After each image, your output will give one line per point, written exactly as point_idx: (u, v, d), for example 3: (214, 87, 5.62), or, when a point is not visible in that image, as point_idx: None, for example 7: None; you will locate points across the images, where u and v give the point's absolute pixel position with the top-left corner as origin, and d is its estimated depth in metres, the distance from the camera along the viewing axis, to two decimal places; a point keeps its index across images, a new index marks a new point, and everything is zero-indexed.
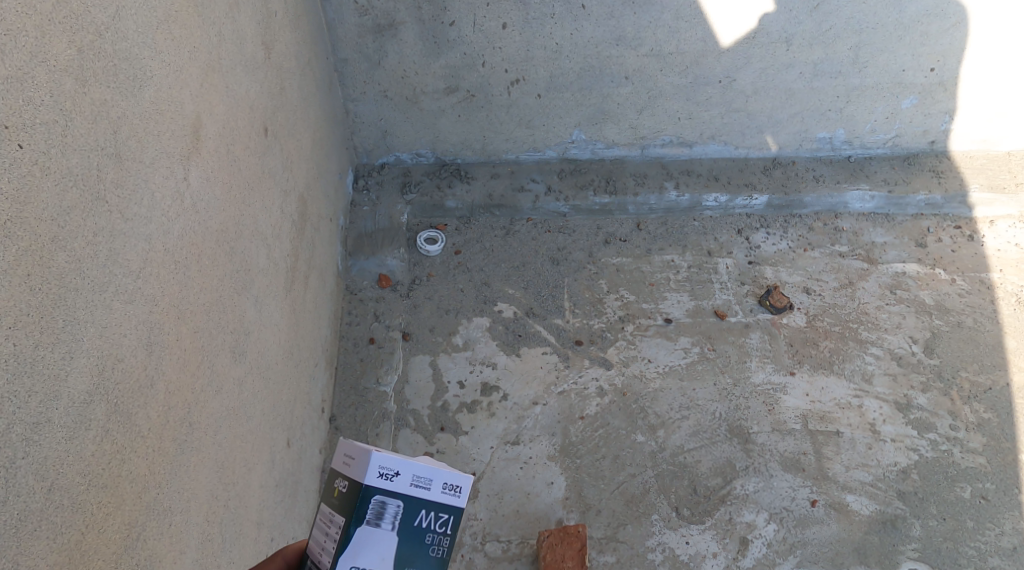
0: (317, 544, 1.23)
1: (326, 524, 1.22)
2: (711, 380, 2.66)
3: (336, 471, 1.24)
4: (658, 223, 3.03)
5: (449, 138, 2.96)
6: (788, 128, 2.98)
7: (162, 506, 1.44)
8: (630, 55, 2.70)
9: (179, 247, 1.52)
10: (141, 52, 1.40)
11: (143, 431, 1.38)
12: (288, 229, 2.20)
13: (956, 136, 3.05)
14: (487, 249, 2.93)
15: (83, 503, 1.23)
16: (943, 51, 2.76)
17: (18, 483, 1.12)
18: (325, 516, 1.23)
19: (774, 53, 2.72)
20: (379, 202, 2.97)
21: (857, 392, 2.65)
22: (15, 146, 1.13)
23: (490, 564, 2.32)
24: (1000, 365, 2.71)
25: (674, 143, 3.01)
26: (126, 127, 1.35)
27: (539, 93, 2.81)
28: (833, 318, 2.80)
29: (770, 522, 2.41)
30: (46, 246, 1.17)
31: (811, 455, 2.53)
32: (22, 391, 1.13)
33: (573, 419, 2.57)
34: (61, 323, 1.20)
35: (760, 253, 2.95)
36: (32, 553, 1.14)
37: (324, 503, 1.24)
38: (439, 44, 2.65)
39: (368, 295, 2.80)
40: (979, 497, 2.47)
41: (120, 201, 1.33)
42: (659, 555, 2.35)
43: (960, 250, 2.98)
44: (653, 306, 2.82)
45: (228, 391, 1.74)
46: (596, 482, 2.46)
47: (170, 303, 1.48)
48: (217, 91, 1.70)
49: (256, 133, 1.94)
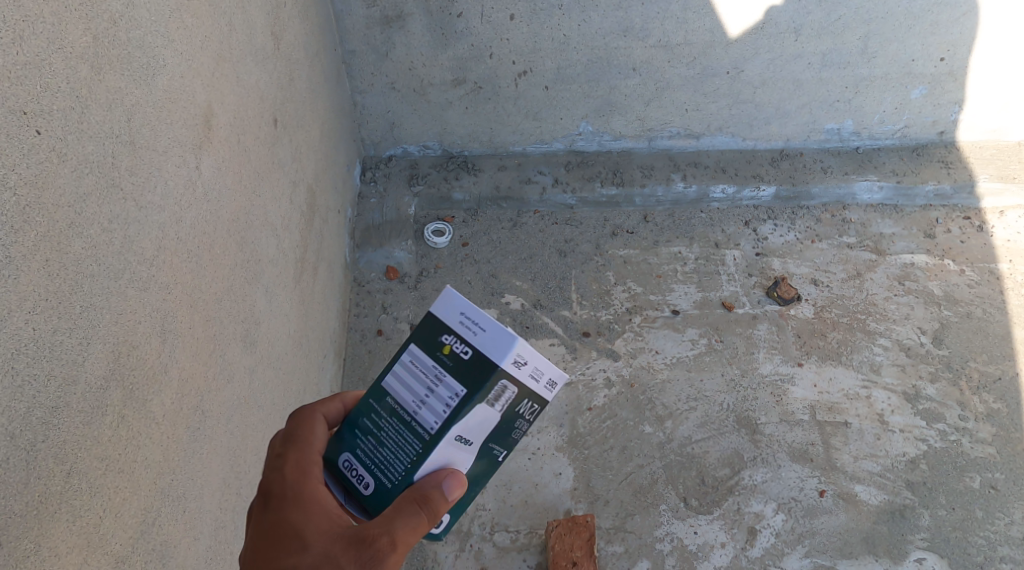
0: (413, 390, 1.29)
1: (427, 374, 1.28)
2: (719, 371, 2.66)
3: (444, 324, 1.27)
4: (665, 214, 3.03)
5: (456, 130, 2.97)
6: (796, 119, 2.97)
7: (177, 493, 1.44)
8: (638, 46, 2.70)
9: (192, 236, 1.52)
10: (155, 40, 1.40)
11: (157, 417, 1.39)
12: (297, 220, 2.20)
13: (965, 126, 3.04)
14: (494, 241, 2.93)
15: (100, 488, 1.24)
16: (953, 41, 2.75)
17: (37, 467, 1.13)
18: (427, 366, 1.28)
19: (783, 43, 2.72)
20: (386, 194, 2.98)
21: (865, 383, 2.65)
22: (33, 133, 1.14)
23: (499, 554, 2.34)
24: (1009, 355, 2.71)
25: (682, 135, 3.01)
26: (140, 115, 1.36)
27: (547, 85, 2.81)
28: (841, 309, 2.80)
29: (778, 512, 2.41)
30: (63, 233, 1.18)
31: (819, 446, 2.53)
32: (41, 375, 1.14)
33: (581, 410, 2.57)
34: (79, 310, 1.21)
35: (768, 245, 2.95)
36: (51, 536, 1.15)
37: (422, 348, 1.28)
38: (447, 36, 2.65)
39: (376, 287, 2.80)
40: (987, 487, 2.47)
41: (134, 188, 1.34)
42: (667, 545, 2.36)
43: (969, 240, 2.97)
44: (660, 297, 2.82)
45: (240, 379, 1.75)
46: (604, 473, 2.46)
47: (183, 291, 1.49)
48: (228, 81, 1.70)
49: (265, 123, 1.94)
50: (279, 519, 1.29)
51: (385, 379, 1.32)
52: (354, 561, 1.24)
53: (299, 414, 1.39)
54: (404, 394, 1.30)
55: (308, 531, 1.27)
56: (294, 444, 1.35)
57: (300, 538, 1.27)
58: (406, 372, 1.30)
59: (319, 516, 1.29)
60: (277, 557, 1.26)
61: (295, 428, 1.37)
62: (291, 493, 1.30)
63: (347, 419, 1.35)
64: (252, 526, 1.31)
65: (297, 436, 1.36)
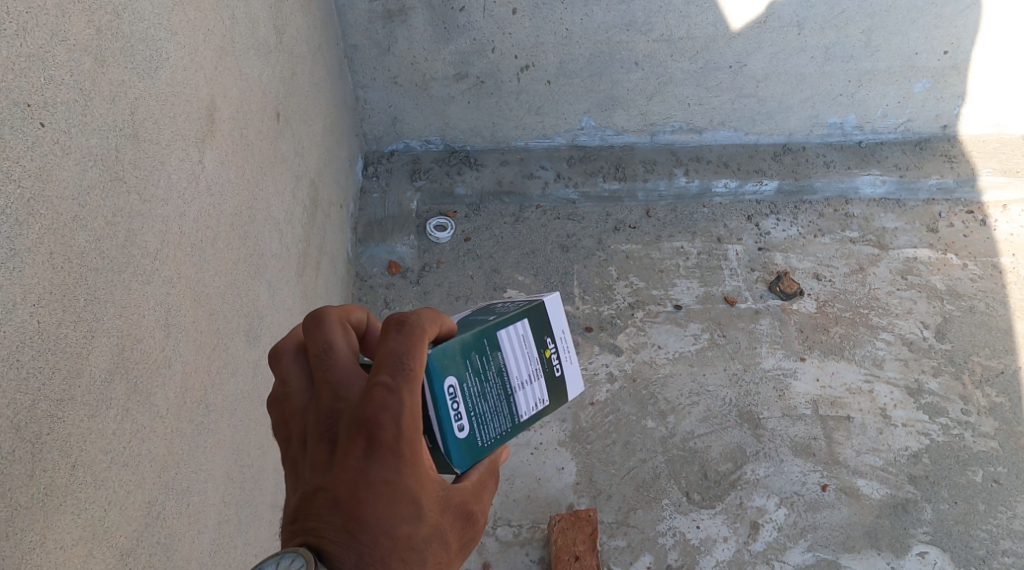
0: (516, 365, 1.40)
1: (528, 357, 1.42)
2: (721, 366, 2.66)
3: (550, 328, 1.46)
4: (667, 209, 3.03)
5: (458, 125, 2.96)
6: (799, 114, 2.97)
7: (181, 486, 1.45)
8: (641, 40, 2.70)
9: (195, 230, 1.53)
10: (158, 33, 1.40)
11: (161, 411, 1.39)
12: (300, 214, 2.20)
13: (968, 120, 3.04)
14: (497, 236, 2.93)
15: (105, 480, 1.24)
16: (956, 34, 2.74)
17: (42, 459, 1.13)
18: (531, 354, 1.42)
19: (786, 37, 2.71)
20: (388, 189, 2.97)
21: (868, 377, 2.65)
22: (36, 125, 1.14)
23: (502, 549, 2.34)
24: (1011, 349, 2.71)
25: (684, 129, 3.01)
26: (144, 108, 1.36)
27: (549, 79, 2.81)
28: (843, 303, 2.80)
29: (781, 506, 2.41)
30: (67, 225, 1.18)
31: (822, 440, 2.53)
32: (45, 368, 1.14)
33: (583, 405, 2.57)
34: (84, 303, 1.21)
35: (770, 240, 2.95)
36: (57, 528, 1.16)
37: (533, 334, 1.43)
38: (449, 30, 2.64)
39: (379, 282, 2.80)
40: (990, 481, 2.47)
41: (138, 182, 1.34)
42: (670, 539, 2.36)
43: (972, 235, 2.97)
44: (663, 292, 2.82)
45: (243, 374, 1.75)
46: (607, 467, 2.46)
47: (187, 285, 1.49)
48: (230, 74, 1.70)
49: (268, 118, 1.94)
50: (394, 471, 1.16)
51: (500, 333, 1.38)
52: (456, 532, 1.24)
53: (405, 334, 1.18)
54: (509, 361, 1.39)
55: (424, 494, 1.19)
56: (409, 380, 1.17)
57: (415, 498, 1.18)
58: (516, 344, 1.40)
59: (426, 474, 1.20)
60: (382, 510, 1.16)
61: (408, 356, 1.17)
62: (409, 444, 1.16)
63: (461, 349, 1.33)
64: (346, 465, 1.15)
65: (409, 369, 1.17)
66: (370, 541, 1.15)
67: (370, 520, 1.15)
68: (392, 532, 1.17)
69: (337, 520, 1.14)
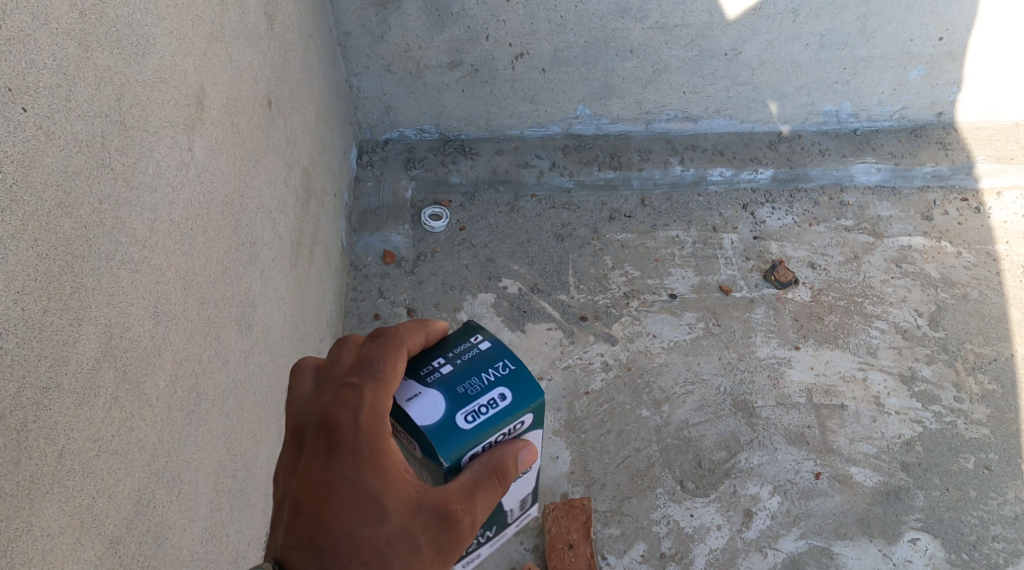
0: None
1: None
2: (716, 355, 2.66)
3: None
4: (662, 198, 3.02)
5: (453, 114, 2.95)
6: (793, 102, 2.96)
7: (171, 474, 1.44)
8: (636, 27, 2.69)
9: (185, 218, 1.52)
10: (144, 18, 1.39)
11: (151, 399, 1.39)
12: (293, 203, 2.19)
13: (962, 107, 3.04)
14: (492, 225, 2.92)
15: (93, 469, 1.24)
16: (951, 21, 2.73)
17: (28, 447, 1.13)
18: None
19: (781, 24, 2.70)
20: (383, 178, 2.96)
21: (862, 365, 2.65)
22: (19, 110, 1.13)
23: (496, 537, 2.34)
24: (1004, 336, 2.71)
25: (679, 118, 3.00)
26: (131, 94, 1.35)
27: (544, 68, 2.80)
28: (838, 292, 2.80)
29: (774, 494, 2.42)
30: (51, 213, 1.18)
31: (816, 428, 2.53)
32: (30, 355, 1.13)
33: (578, 394, 2.57)
34: (69, 290, 1.20)
35: (765, 228, 2.94)
36: (44, 516, 1.15)
37: None
38: (443, 17, 2.63)
39: (373, 271, 2.80)
40: (981, 467, 2.48)
41: (125, 168, 1.33)
42: (664, 527, 2.36)
43: (966, 222, 2.96)
44: (658, 282, 2.82)
45: (235, 362, 1.75)
46: (601, 456, 2.46)
47: (176, 273, 1.48)
48: (220, 61, 1.69)
49: (259, 105, 1.93)
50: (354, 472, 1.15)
51: None
52: (433, 540, 1.17)
53: (387, 343, 1.24)
54: None
55: (388, 495, 1.16)
56: (375, 381, 1.19)
57: (378, 499, 1.15)
58: None
59: (393, 474, 1.17)
60: (345, 516, 1.14)
61: (382, 361, 1.22)
62: (370, 443, 1.16)
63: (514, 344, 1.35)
64: (310, 467, 1.16)
65: (383, 373, 1.21)
66: (330, 547, 1.13)
67: (331, 526, 1.13)
68: (354, 537, 1.13)
69: (297, 526, 1.13)
